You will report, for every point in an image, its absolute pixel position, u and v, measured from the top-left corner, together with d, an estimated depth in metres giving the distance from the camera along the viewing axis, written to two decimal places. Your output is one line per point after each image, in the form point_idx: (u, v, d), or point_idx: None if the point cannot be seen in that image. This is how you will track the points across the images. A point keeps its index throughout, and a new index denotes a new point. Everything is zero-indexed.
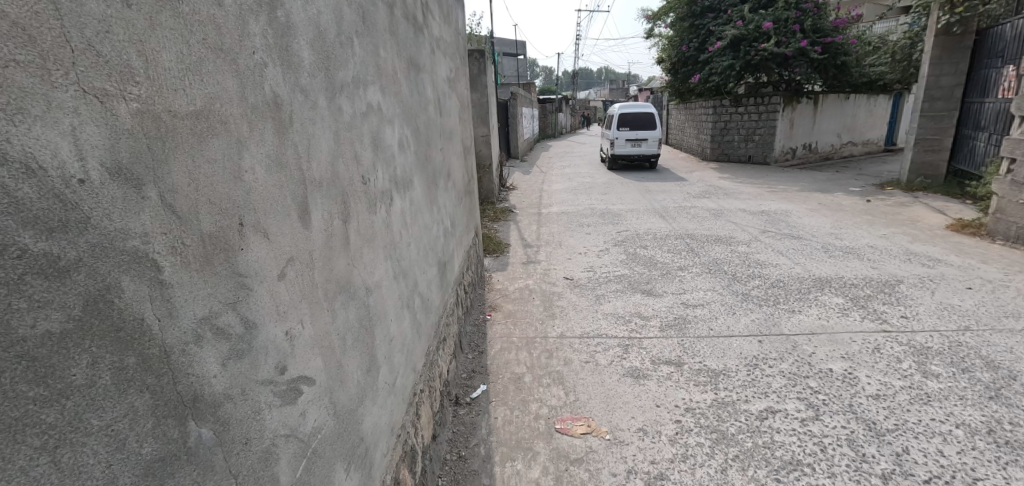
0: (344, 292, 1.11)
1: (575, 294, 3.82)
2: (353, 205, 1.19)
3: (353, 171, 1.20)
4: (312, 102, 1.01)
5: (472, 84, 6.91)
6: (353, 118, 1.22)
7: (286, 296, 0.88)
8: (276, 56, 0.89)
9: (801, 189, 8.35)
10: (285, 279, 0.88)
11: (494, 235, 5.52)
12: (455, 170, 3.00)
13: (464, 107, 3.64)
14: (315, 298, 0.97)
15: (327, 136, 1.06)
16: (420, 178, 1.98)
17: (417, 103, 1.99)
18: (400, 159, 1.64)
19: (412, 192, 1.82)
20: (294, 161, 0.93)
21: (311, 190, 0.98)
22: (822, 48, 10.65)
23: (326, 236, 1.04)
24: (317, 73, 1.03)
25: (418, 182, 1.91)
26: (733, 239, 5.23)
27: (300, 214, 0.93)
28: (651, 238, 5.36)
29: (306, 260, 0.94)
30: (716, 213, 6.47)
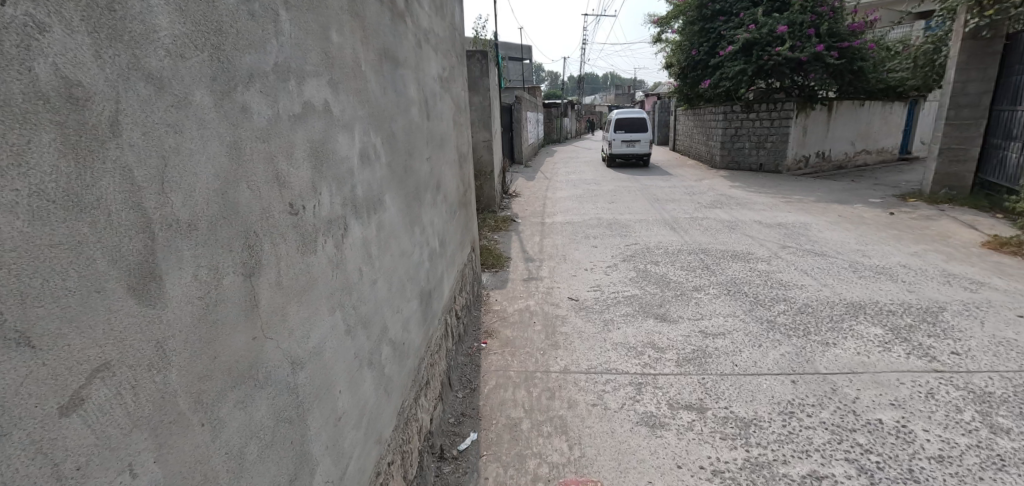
0: (240, 383, 0.76)
1: (580, 317, 3.44)
2: (271, 248, 0.84)
3: (273, 199, 0.86)
4: (173, 101, 0.66)
5: (473, 86, 6.54)
6: (272, 123, 0.86)
7: (87, 433, 0.55)
8: (75, 12, 0.54)
9: (818, 200, 7.92)
10: (87, 401, 0.55)
11: (493, 247, 5.15)
12: (448, 181, 2.65)
13: (461, 110, 3.29)
14: (161, 413, 0.63)
15: (209, 154, 0.71)
16: (396, 195, 1.61)
17: (396, 104, 1.65)
18: (362, 175, 1.28)
19: (383, 214, 1.45)
20: (120, 198, 0.58)
21: (162, 240, 0.63)
22: (839, 52, 10.22)
23: (201, 305, 0.69)
24: (187, 55, 0.68)
25: (393, 201, 1.55)
26: (752, 254, 4.84)
27: (127, 287, 0.59)
28: (662, 253, 4.97)
29: (138, 359, 0.60)
30: (731, 225, 6.07)
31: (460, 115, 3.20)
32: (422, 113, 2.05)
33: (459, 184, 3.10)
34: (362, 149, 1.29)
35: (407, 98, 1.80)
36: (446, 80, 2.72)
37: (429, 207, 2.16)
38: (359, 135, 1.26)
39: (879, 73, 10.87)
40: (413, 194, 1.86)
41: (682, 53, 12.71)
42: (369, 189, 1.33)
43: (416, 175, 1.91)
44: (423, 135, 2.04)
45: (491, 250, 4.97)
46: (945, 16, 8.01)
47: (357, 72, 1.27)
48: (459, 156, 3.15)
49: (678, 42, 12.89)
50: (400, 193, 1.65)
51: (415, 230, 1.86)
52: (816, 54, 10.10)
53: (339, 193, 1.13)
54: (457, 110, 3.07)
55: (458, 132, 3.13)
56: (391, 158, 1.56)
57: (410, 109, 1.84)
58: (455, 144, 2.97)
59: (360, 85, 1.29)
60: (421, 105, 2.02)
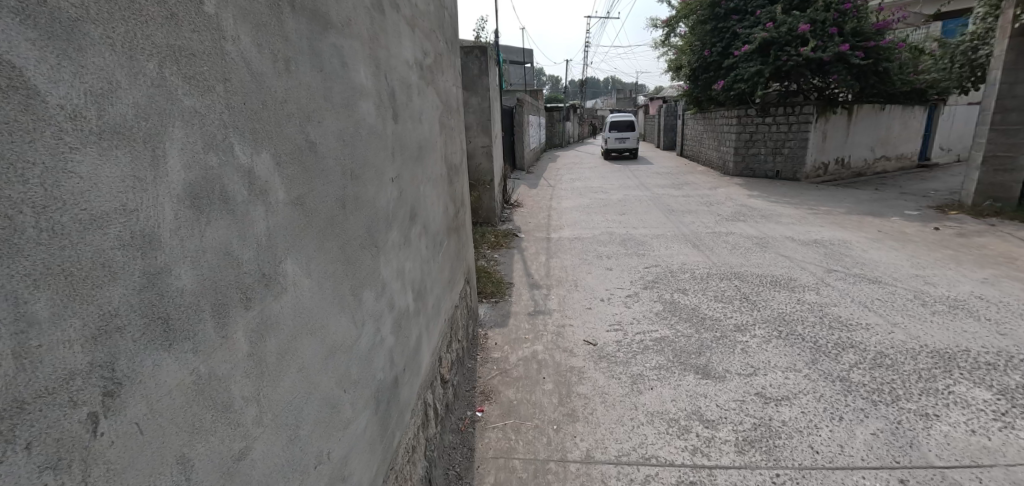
0: None
1: (600, 371, 2.72)
2: None
3: None
4: None
5: (470, 85, 5.82)
6: None
7: None
8: None
9: (849, 211, 7.19)
10: None
11: (492, 270, 4.44)
12: (432, 203, 2.00)
13: (452, 109, 2.63)
14: None
15: None
16: (318, 254, 0.93)
17: (328, 96, 0.99)
18: (189, 245, 0.63)
19: (273, 300, 0.79)
20: None
21: None
22: (864, 52, 9.51)
23: None
24: None
25: (304, 268, 0.87)
26: (793, 280, 4.11)
27: None
28: (689, 278, 4.24)
29: None
30: (762, 243, 5.34)
31: (450, 117, 2.53)
32: (390, 113, 1.40)
33: (449, 203, 2.44)
34: (195, 183, 0.64)
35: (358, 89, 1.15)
36: (431, 70, 2.06)
37: (401, 249, 1.50)
38: (178, 161, 0.62)
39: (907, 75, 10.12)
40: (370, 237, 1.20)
41: (693, 54, 12.01)
42: (222, 260, 0.68)
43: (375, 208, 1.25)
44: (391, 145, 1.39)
45: (489, 275, 4.26)
46: (987, 14, 7.46)
47: (175, 30, 0.62)
48: (450, 169, 2.50)
49: (688, 43, 12.20)
50: (334, 244, 1.00)
51: (371, 292, 1.20)
52: (840, 54, 9.39)
53: (69, 302, 0.50)
54: (446, 112, 2.42)
55: (448, 138, 2.46)
56: (307, 187, 0.90)
57: (363, 103, 1.18)
58: (443, 154, 2.31)
59: (189, 58, 0.64)
60: (386, 101, 1.37)
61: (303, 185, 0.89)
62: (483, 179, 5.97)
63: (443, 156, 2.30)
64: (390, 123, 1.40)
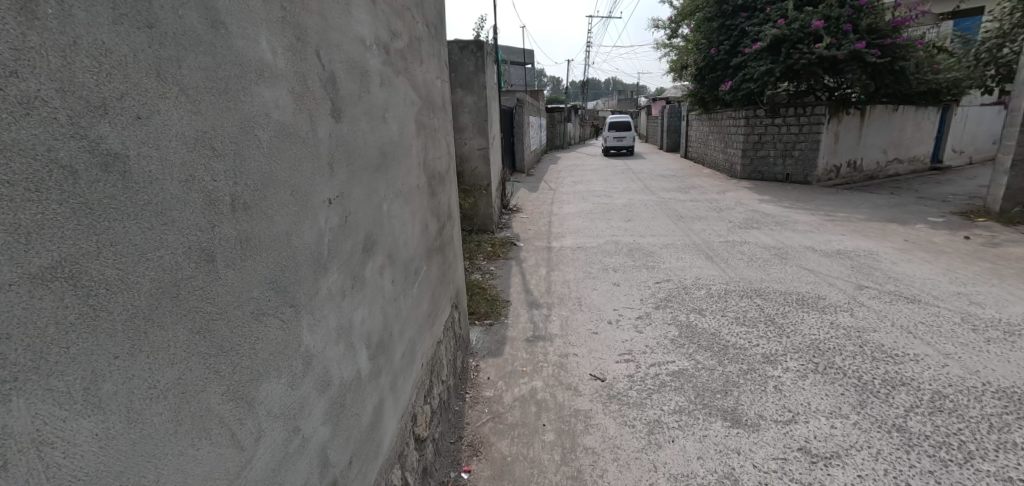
0: None
1: (611, 416, 2.30)
2: None
3: None
4: None
5: (465, 82, 5.38)
6: None
7: None
8: None
9: (870, 218, 6.76)
10: None
11: (487, 287, 4.01)
12: (406, 224, 1.60)
13: (438, 106, 2.24)
14: None
15: None
16: (113, 369, 0.55)
17: (167, 77, 0.61)
18: None
19: None
20: None
21: None
22: (880, 50, 9.08)
23: None
24: None
25: (57, 415, 0.50)
26: (822, 300, 3.68)
27: None
28: (706, 297, 3.80)
29: None
30: (782, 254, 4.90)
31: (434, 115, 2.15)
32: (332, 108, 1.01)
33: (433, 218, 2.05)
34: None
35: (258, 69, 0.77)
36: (407, 58, 1.68)
37: (351, 293, 1.11)
38: None
39: (924, 74, 9.71)
40: (280, 292, 0.81)
41: (700, 53, 11.58)
42: None
43: (296, 247, 0.86)
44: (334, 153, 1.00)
45: (482, 292, 3.83)
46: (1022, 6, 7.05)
47: None
48: (435, 177, 2.12)
49: (695, 41, 11.80)
50: (169, 319, 0.62)
51: (279, 373, 0.81)
52: (855, 52, 8.96)
53: None
54: (428, 109, 2.03)
55: (432, 140, 2.07)
56: (92, 242, 0.53)
57: (269, 90, 0.80)
58: (425, 162, 1.92)
59: None
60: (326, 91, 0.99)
61: (61, 234, 0.50)
62: (478, 184, 5.54)
63: (424, 162, 1.91)
64: (332, 122, 1.01)
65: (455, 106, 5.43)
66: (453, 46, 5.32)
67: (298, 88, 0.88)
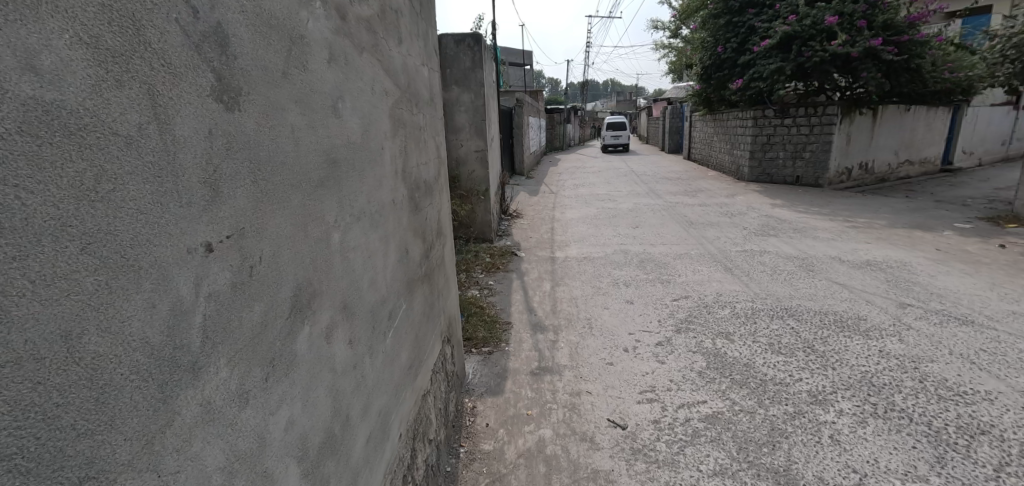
0: None
1: (638, 480, 1.87)
2: None
3: None
4: None
5: (461, 78, 4.92)
6: None
7: None
8: None
9: (892, 224, 6.35)
10: None
11: (485, 305, 3.57)
12: (377, 255, 1.20)
13: (424, 99, 1.83)
14: None
15: None
16: None
17: None
18: None
19: None
20: None
21: None
22: (896, 48, 8.66)
23: None
24: None
25: None
26: (864, 321, 3.25)
27: None
28: (732, 317, 3.35)
29: None
30: (807, 266, 4.46)
31: (419, 109, 1.73)
32: (212, 87, 0.63)
33: (419, 239, 1.64)
34: None
35: None
36: (377, 31, 1.25)
37: (263, 385, 0.71)
38: None
39: (939, 73, 9.32)
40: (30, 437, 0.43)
41: (706, 51, 11.14)
42: None
43: (97, 342, 0.49)
44: (207, 165, 0.62)
45: (480, 313, 3.39)
46: None
47: None
48: (420, 185, 1.70)
49: (701, 40, 11.41)
50: None
51: None
52: (870, 49, 8.54)
53: None
54: (410, 99, 1.61)
55: (415, 138, 1.65)
56: None
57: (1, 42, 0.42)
58: (405, 168, 1.50)
59: None
60: (190, 57, 0.60)
61: None
62: (475, 189, 5.12)
63: (404, 169, 1.49)
64: (208, 110, 0.62)
65: (450, 105, 5.00)
66: (448, 39, 4.88)
67: (103, 40, 0.50)
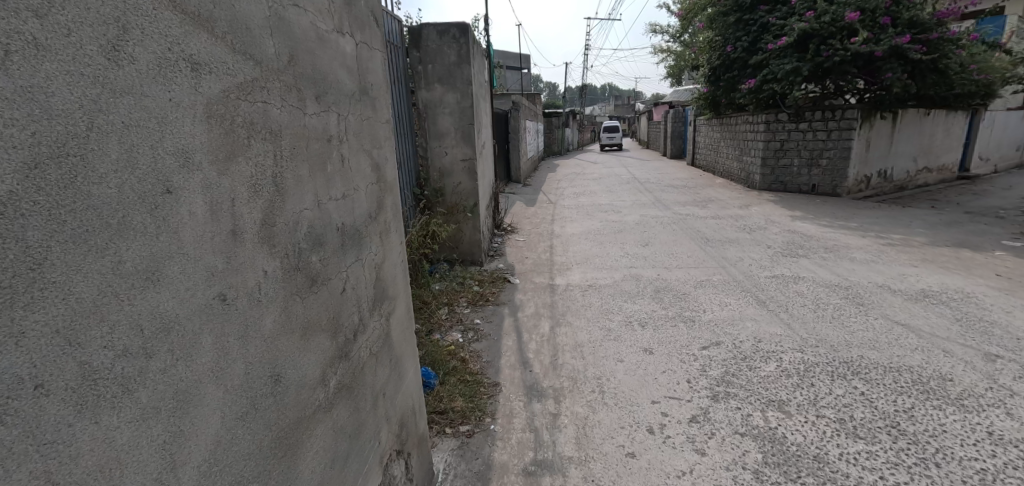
0: None
1: None
2: None
3: None
4: None
5: (445, 76, 4.19)
6: None
7: None
8: None
9: (933, 241, 5.63)
10: None
11: (468, 355, 2.84)
12: (118, 461, 0.65)
13: (354, 89, 1.26)
14: None
15: None
16: None
17: None
18: None
19: None
20: None
21: None
22: (923, 46, 7.93)
23: None
24: None
25: None
26: (953, 384, 2.52)
27: None
28: (782, 375, 2.61)
29: None
30: (856, 298, 3.73)
31: (332, 97, 1.17)
32: None
33: (327, 332, 1.09)
34: None
35: None
36: None
37: None
38: None
39: (966, 73, 8.63)
40: None
41: (715, 52, 10.44)
42: None
43: None
44: None
45: (460, 370, 2.65)
46: None
47: None
48: (334, 237, 1.13)
49: (709, 39, 10.70)
50: None
51: None
52: (896, 48, 7.81)
53: None
54: (298, 88, 1.03)
55: (313, 158, 1.07)
56: None
57: None
58: (257, 222, 0.89)
59: None
60: None
61: None
62: (463, 204, 4.42)
63: (270, 222, 0.92)
64: None
65: (434, 107, 4.28)
66: (429, 29, 4.10)
67: None
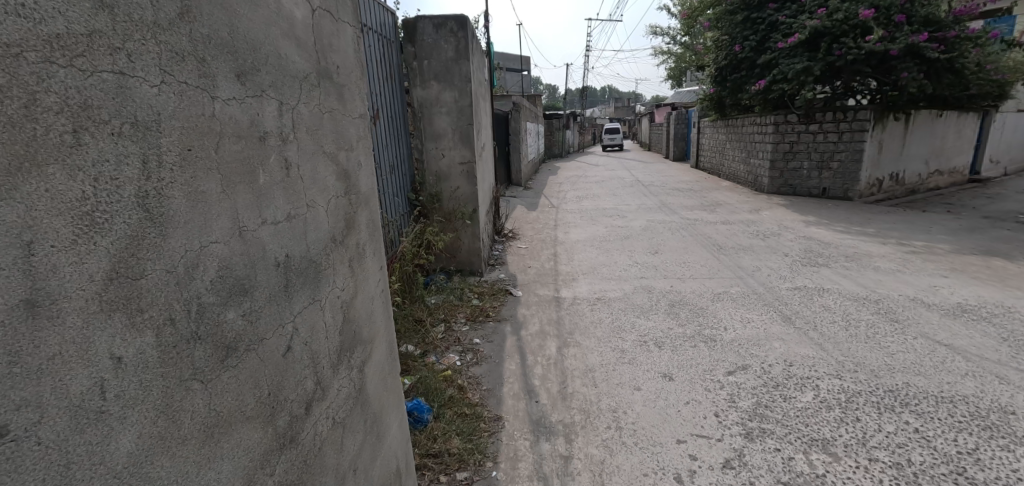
0: None
1: None
2: None
3: None
4: None
5: (442, 72, 3.90)
6: None
7: None
8: None
9: (958, 249, 5.33)
10: None
11: (466, 382, 2.53)
12: None
13: (307, 70, 1.09)
14: None
15: None
16: None
17: None
18: None
19: None
20: None
21: None
22: (940, 44, 7.63)
23: None
24: None
25: None
26: (1018, 419, 2.21)
27: None
28: (823, 408, 2.30)
29: None
30: (889, 314, 3.42)
31: (264, 73, 0.94)
32: None
33: (249, 422, 0.85)
34: None
35: None
36: None
37: None
38: None
39: (985, 73, 8.32)
40: None
41: (722, 51, 10.14)
42: None
43: None
44: None
45: (457, 401, 2.34)
46: None
47: None
48: (269, 282, 0.92)
49: (715, 39, 10.40)
50: None
51: None
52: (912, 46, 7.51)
53: None
54: (198, 50, 0.78)
55: (230, 166, 0.84)
56: None
57: None
58: (77, 269, 0.59)
59: None
60: None
61: None
62: (461, 210, 4.13)
63: (131, 271, 0.66)
64: None
65: (430, 106, 3.98)
66: (425, 22, 3.81)
67: None
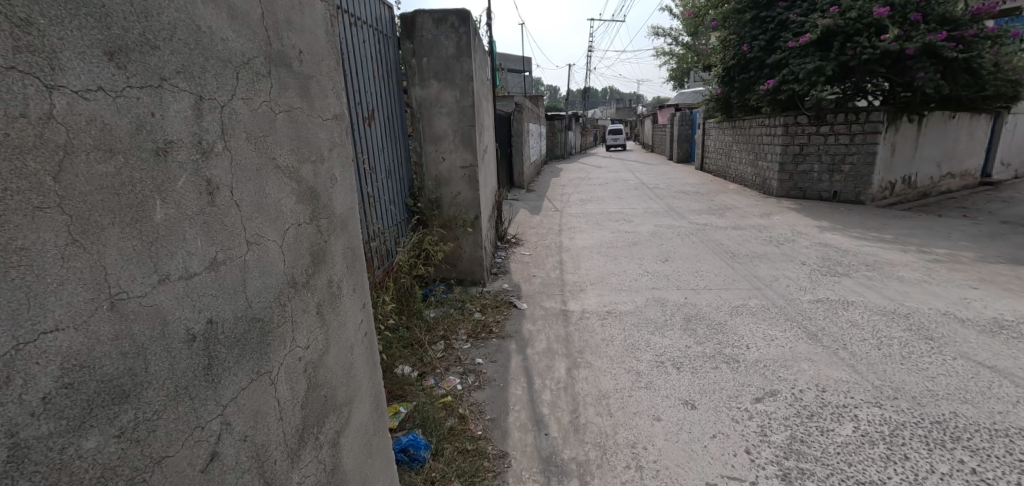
0: None
1: None
2: None
3: None
4: None
5: (442, 70, 3.67)
6: None
7: None
8: None
9: (983, 257, 5.08)
10: None
11: (467, 411, 2.29)
12: None
13: (247, 51, 0.92)
14: None
15: None
16: None
17: None
18: None
19: None
20: None
21: None
22: (957, 44, 7.36)
23: None
24: None
25: None
26: None
27: None
28: (866, 444, 2.06)
29: None
30: (923, 331, 3.17)
31: (164, 51, 0.74)
32: None
33: None
34: None
35: None
36: None
37: None
38: None
39: (1002, 74, 8.05)
40: None
41: (730, 51, 9.90)
42: None
43: None
44: None
45: (457, 434, 2.10)
46: None
47: None
48: (175, 372, 0.74)
49: (723, 38, 10.14)
50: None
51: None
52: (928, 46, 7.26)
53: None
54: (16, 6, 0.56)
55: (89, 198, 0.63)
56: None
57: None
58: None
59: None
60: None
61: None
62: (462, 217, 3.90)
63: None
64: None
65: (429, 106, 3.76)
66: (424, 17, 3.58)
67: None
